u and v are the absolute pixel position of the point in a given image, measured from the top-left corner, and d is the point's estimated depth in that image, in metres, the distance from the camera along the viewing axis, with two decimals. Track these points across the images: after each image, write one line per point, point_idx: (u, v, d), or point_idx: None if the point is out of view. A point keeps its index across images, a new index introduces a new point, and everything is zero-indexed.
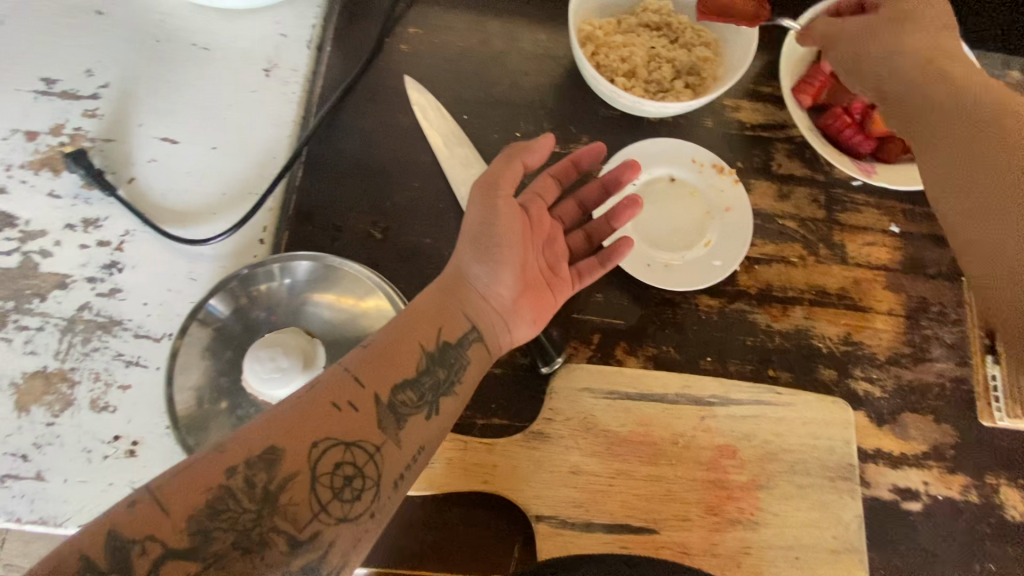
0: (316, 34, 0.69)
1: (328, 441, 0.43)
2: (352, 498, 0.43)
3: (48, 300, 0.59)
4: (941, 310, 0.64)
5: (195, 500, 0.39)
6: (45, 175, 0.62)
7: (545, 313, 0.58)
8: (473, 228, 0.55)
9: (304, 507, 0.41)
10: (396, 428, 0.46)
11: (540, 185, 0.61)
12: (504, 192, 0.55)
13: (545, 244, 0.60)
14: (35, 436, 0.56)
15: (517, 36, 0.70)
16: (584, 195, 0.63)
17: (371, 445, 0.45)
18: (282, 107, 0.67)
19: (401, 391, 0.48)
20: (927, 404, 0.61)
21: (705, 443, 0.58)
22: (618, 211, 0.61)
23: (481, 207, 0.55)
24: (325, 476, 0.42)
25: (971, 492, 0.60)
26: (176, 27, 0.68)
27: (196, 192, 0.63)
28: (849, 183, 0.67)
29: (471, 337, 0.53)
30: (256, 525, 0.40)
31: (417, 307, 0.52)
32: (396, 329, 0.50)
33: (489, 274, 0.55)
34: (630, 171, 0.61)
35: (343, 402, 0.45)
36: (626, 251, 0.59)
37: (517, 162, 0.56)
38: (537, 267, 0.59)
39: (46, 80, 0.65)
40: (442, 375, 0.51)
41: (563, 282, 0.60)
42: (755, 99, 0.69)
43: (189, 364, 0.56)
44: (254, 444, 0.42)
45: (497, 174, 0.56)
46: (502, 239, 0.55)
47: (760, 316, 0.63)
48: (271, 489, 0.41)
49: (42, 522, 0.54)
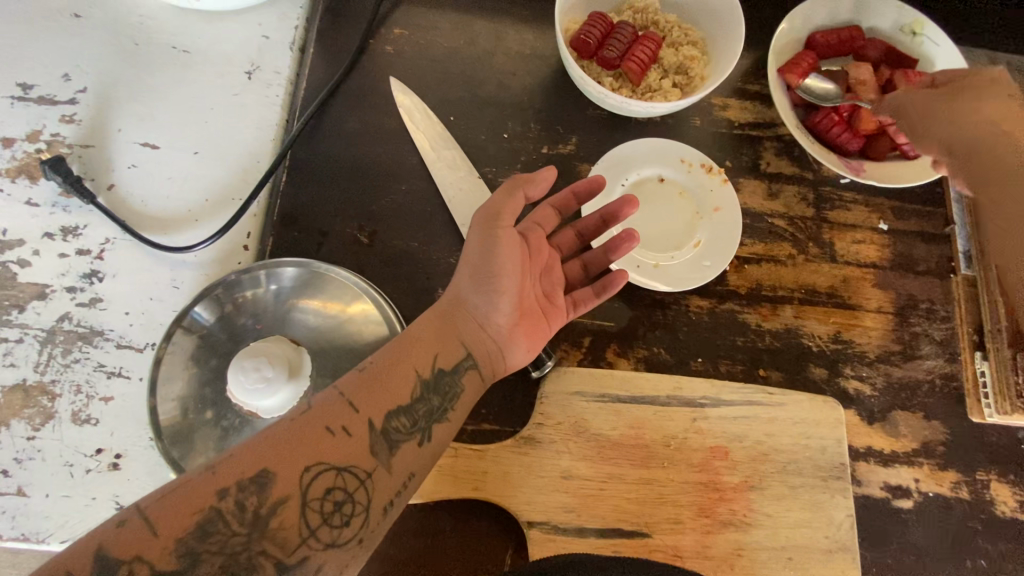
0: (300, 36, 0.68)
1: (321, 466, 0.44)
2: (342, 523, 0.44)
3: (27, 311, 0.58)
4: (930, 307, 0.64)
5: (185, 523, 0.40)
6: (22, 183, 0.61)
7: (540, 341, 0.57)
8: (471, 256, 0.54)
9: (293, 531, 0.42)
10: (388, 454, 0.47)
11: (539, 215, 0.60)
12: (504, 222, 0.53)
13: (542, 273, 0.59)
14: (15, 451, 0.54)
15: (503, 36, 0.69)
16: (584, 226, 0.63)
17: (363, 471, 0.45)
18: (264, 110, 0.65)
19: (395, 417, 0.48)
20: (917, 401, 0.62)
21: (696, 445, 0.57)
22: (615, 245, 0.59)
23: (481, 237, 0.53)
24: (315, 501, 0.43)
25: (962, 489, 0.60)
26: (156, 30, 0.67)
27: (178, 199, 0.62)
28: (837, 181, 0.67)
29: (465, 364, 0.53)
30: (246, 548, 0.41)
31: (414, 335, 0.52)
32: (392, 354, 0.50)
33: (486, 300, 0.54)
34: (628, 206, 0.60)
35: (337, 426, 0.46)
36: (620, 284, 0.57)
37: (519, 193, 0.54)
38: (533, 295, 0.57)
39: (22, 86, 0.63)
40: (436, 402, 0.51)
41: (559, 311, 0.58)
42: (743, 97, 0.68)
43: (173, 373, 0.55)
44: (245, 468, 0.42)
45: (498, 204, 0.54)
46: (500, 269, 0.53)
47: (750, 316, 0.62)
48: (262, 513, 0.41)
49: (23, 539, 0.53)
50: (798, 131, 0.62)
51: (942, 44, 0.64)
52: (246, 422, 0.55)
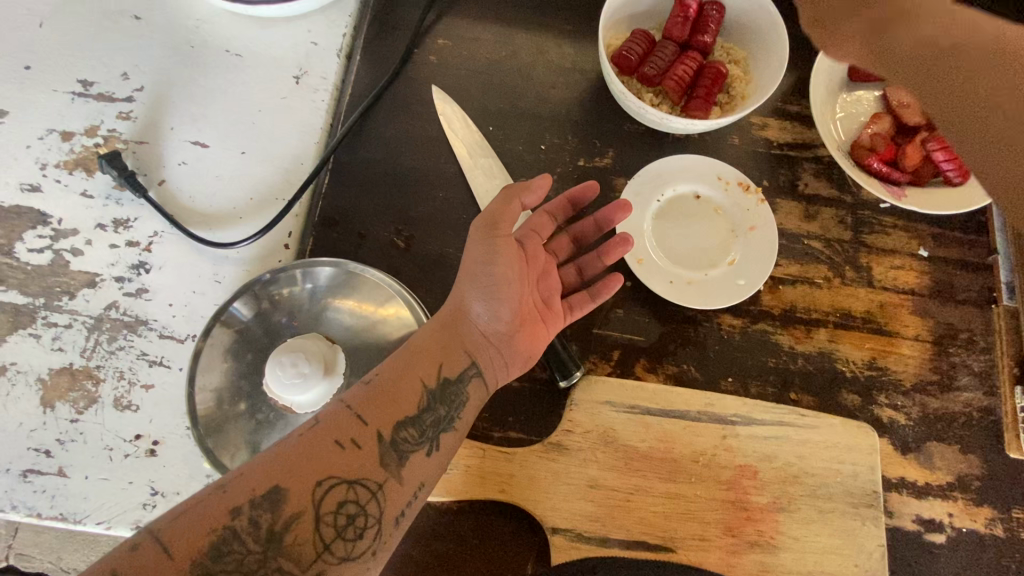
0: (347, 43, 0.70)
1: (332, 480, 0.44)
2: (355, 536, 0.44)
3: (76, 298, 0.60)
4: (969, 337, 0.62)
5: (198, 543, 0.40)
6: (79, 175, 0.63)
7: (541, 347, 0.57)
8: (472, 264, 0.55)
9: (308, 547, 0.42)
10: (398, 466, 0.47)
11: (535, 222, 0.60)
12: (503, 231, 0.55)
13: (540, 279, 0.59)
14: (59, 432, 0.57)
15: (544, 49, 0.70)
16: (578, 230, 0.64)
17: (373, 483, 0.46)
18: (309, 114, 0.67)
19: (403, 427, 0.48)
20: (953, 433, 0.60)
21: (725, 462, 0.57)
22: (608, 250, 0.60)
23: (481, 245, 0.55)
24: (328, 515, 0.43)
25: (997, 526, 0.58)
26: (211, 34, 0.69)
27: (224, 197, 0.64)
28: (877, 205, 0.66)
29: (470, 373, 0.53)
30: (262, 565, 0.41)
31: (417, 344, 0.52)
32: (396, 366, 0.51)
33: (488, 310, 0.55)
34: (619, 211, 0.60)
35: (346, 440, 0.46)
36: (615, 288, 0.59)
37: (516, 202, 0.56)
38: (531, 301, 0.58)
39: (83, 83, 0.66)
40: (443, 411, 0.51)
41: (556, 316, 0.59)
42: (783, 117, 0.68)
43: (212, 364, 0.56)
44: (256, 484, 0.43)
45: (496, 212, 0.55)
46: (501, 278, 0.55)
47: (783, 337, 0.62)
48: (276, 530, 0.42)
49: (61, 519, 0.55)
50: (839, 154, 0.62)
51: None
52: (281, 416, 0.57)
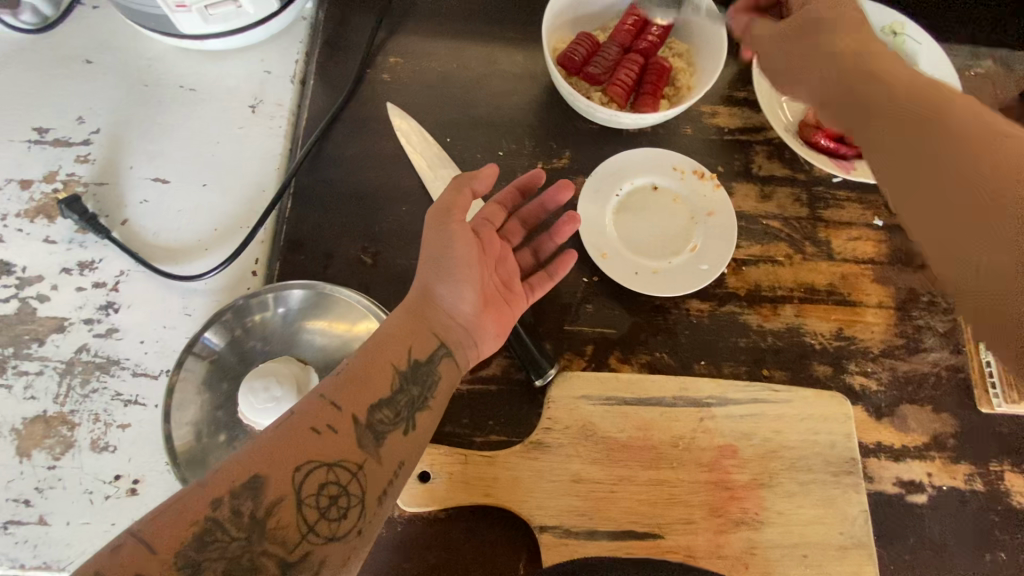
0: (300, 69, 0.71)
1: (311, 464, 0.44)
2: (339, 516, 0.43)
3: (46, 344, 0.60)
4: (931, 300, 0.64)
5: (182, 535, 0.40)
6: (41, 222, 0.64)
7: (508, 324, 0.58)
8: (430, 249, 0.55)
9: (292, 529, 0.41)
10: (376, 445, 0.47)
11: (486, 211, 0.60)
12: (456, 216, 0.55)
13: (498, 264, 0.59)
14: (37, 480, 0.56)
15: (495, 59, 0.72)
16: (527, 215, 0.65)
17: (353, 464, 0.45)
18: (268, 141, 0.68)
19: (378, 409, 0.48)
20: (924, 394, 0.61)
21: (705, 444, 0.58)
22: (559, 229, 0.61)
23: (435, 232, 0.55)
24: (311, 497, 0.43)
25: (976, 481, 0.59)
26: (164, 71, 0.70)
27: (188, 230, 0.64)
28: (829, 180, 0.68)
29: (441, 354, 0.53)
30: (247, 551, 0.40)
31: (384, 331, 0.52)
32: (365, 353, 0.50)
33: (453, 291, 0.55)
34: (562, 190, 0.62)
35: (321, 425, 0.45)
36: (570, 263, 0.60)
37: (465, 190, 0.56)
38: (492, 284, 0.58)
39: (38, 130, 0.66)
40: (416, 391, 0.50)
41: (517, 297, 0.59)
42: (731, 104, 0.70)
43: (186, 399, 0.56)
44: (235, 474, 0.42)
45: (449, 200, 0.56)
46: (462, 259, 0.55)
47: (751, 316, 0.63)
48: (258, 516, 0.41)
49: (45, 567, 0.54)
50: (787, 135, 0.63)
51: (923, 43, 0.66)
52: None
